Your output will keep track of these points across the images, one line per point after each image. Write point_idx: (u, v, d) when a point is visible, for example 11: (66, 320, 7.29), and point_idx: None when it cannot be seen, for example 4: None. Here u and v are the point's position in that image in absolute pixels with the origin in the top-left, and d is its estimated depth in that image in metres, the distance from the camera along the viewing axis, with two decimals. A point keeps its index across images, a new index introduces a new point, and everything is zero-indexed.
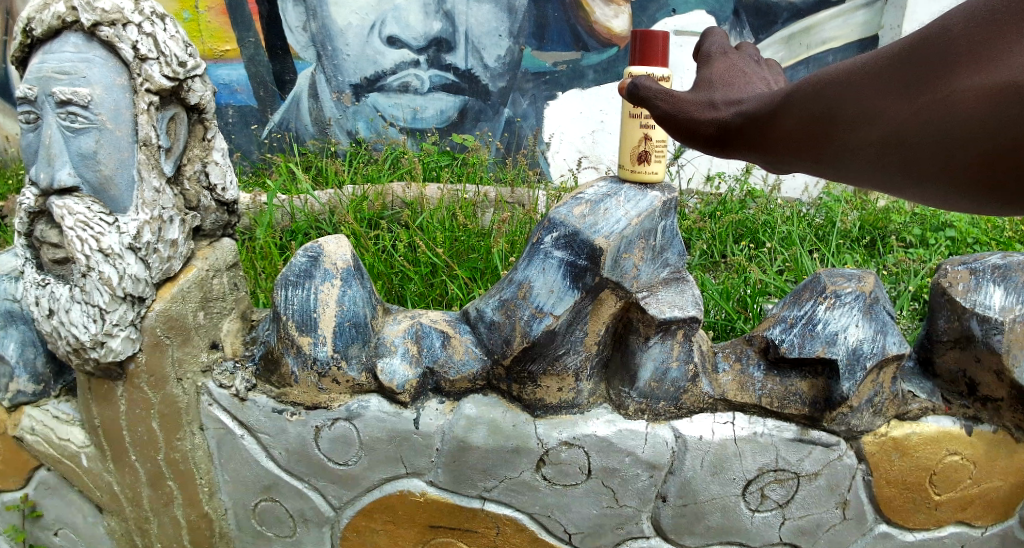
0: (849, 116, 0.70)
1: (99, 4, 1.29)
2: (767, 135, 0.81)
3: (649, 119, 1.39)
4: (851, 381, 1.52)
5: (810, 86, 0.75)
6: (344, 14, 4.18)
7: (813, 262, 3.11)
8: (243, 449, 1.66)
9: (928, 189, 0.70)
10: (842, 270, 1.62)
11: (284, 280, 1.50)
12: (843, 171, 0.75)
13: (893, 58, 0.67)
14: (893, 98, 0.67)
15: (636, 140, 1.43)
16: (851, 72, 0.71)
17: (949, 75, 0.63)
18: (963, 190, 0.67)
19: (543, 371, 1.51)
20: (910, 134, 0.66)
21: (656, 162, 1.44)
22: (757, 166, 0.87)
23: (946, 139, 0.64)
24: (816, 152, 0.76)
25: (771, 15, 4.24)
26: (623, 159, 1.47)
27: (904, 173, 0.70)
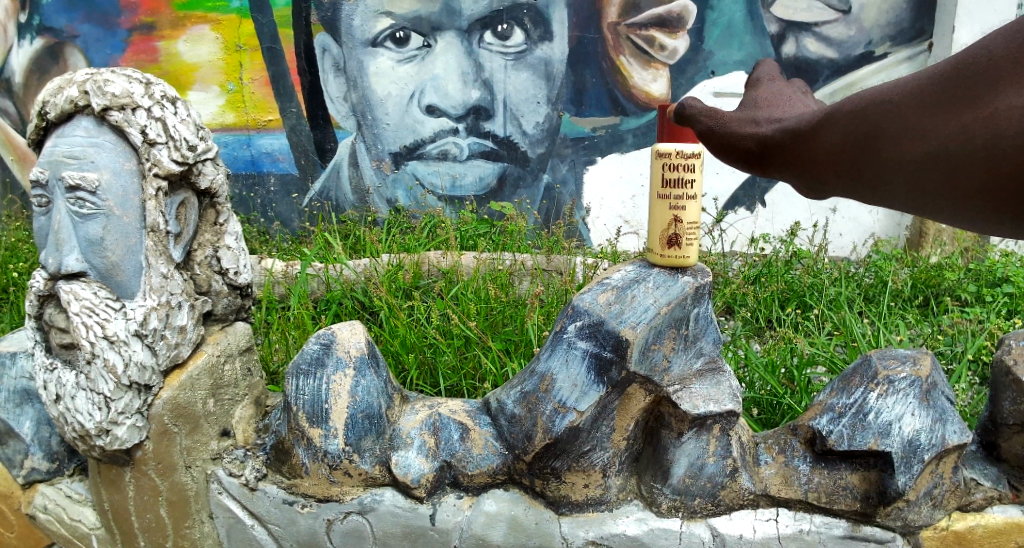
0: (896, 130, 0.79)
1: (109, 89, 1.32)
2: (812, 150, 0.88)
3: (680, 200, 1.29)
4: (907, 476, 1.35)
5: (856, 103, 0.84)
6: (384, 84, 4.28)
7: (862, 325, 2.93)
8: (254, 540, 1.55)
9: (960, 204, 0.78)
10: (895, 352, 1.49)
11: (295, 369, 1.45)
12: (883, 186, 0.83)
13: (937, 77, 0.76)
14: (941, 116, 0.75)
15: (665, 222, 1.32)
16: (897, 91, 0.80)
17: (993, 93, 0.72)
18: (989, 204, 0.76)
19: (567, 467, 1.40)
20: (954, 148, 0.74)
21: (687, 245, 1.33)
22: (794, 183, 0.94)
23: (988, 152, 0.72)
24: (858, 165, 0.84)
25: (812, 73, 4.19)
26: (651, 242, 1.36)
27: (946, 187, 0.77)
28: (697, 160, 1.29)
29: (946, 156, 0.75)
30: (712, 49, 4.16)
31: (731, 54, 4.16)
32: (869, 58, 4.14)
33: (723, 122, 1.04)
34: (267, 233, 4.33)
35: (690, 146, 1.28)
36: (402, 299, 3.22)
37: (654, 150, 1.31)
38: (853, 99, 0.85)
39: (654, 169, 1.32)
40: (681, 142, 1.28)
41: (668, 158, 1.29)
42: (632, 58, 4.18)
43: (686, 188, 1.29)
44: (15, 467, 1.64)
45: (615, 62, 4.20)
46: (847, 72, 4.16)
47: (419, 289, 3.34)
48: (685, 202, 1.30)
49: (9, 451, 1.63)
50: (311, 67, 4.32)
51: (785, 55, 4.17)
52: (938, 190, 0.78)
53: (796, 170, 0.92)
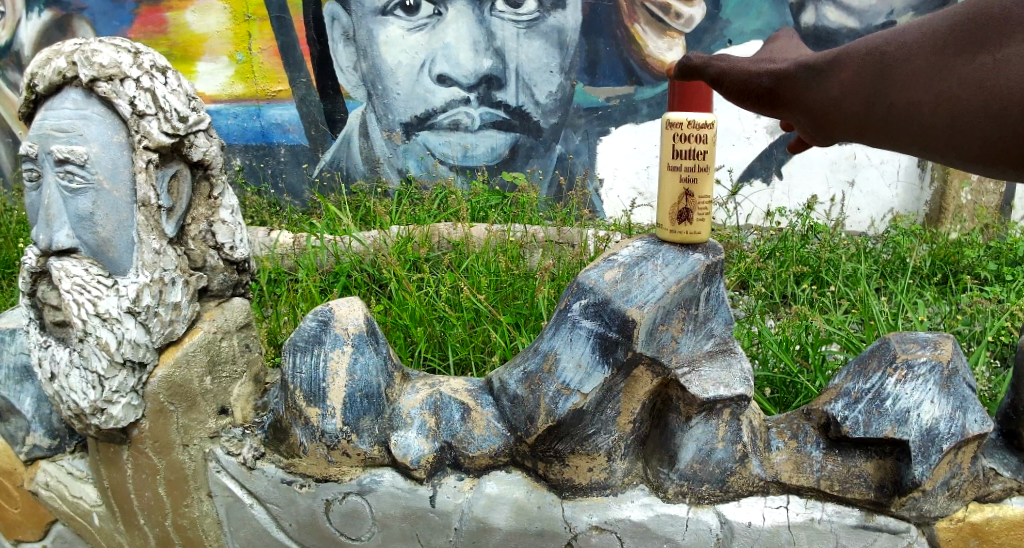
0: (908, 71, 0.80)
1: (97, 59, 1.27)
2: (826, 88, 0.88)
3: (693, 172, 1.22)
4: (925, 466, 1.30)
5: (872, 45, 0.84)
6: (394, 53, 4.18)
7: (881, 302, 2.85)
8: (252, 519, 1.53)
9: (963, 151, 0.80)
10: (914, 335, 1.43)
11: (291, 346, 1.42)
12: (890, 129, 0.84)
13: (954, 22, 0.78)
14: (955, 61, 0.76)
15: (676, 198, 1.25)
16: (913, 35, 0.81)
17: (1005, 40, 0.73)
18: (993, 153, 0.78)
19: (571, 450, 1.36)
20: (963, 92, 0.76)
21: (699, 221, 1.26)
22: (803, 124, 0.94)
23: (995, 98, 0.74)
24: (867, 105, 0.85)
25: (833, 42, 4.04)
26: (662, 217, 1.30)
27: (953, 134, 0.79)
28: (709, 129, 1.21)
29: (955, 100, 0.76)
30: (730, 18, 4.02)
31: (750, 22, 4.02)
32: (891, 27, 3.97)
33: (736, 61, 0.98)
34: (278, 204, 4.30)
35: (701, 115, 1.21)
36: (412, 272, 3.17)
37: (664, 121, 1.23)
38: (869, 41, 0.86)
39: (665, 140, 1.25)
40: (692, 113, 1.21)
41: (679, 128, 1.21)
42: (647, 26, 4.05)
43: (699, 160, 1.22)
44: (17, 444, 1.62)
45: (631, 30, 4.07)
46: None
47: (428, 261, 3.29)
48: (697, 175, 1.22)
49: (11, 428, 1.62)
50: (320, 36, 4.23)
51: (805, 24, 4.03)
52: (941, 135, 0.80)
53: (804, 111, 0.92)
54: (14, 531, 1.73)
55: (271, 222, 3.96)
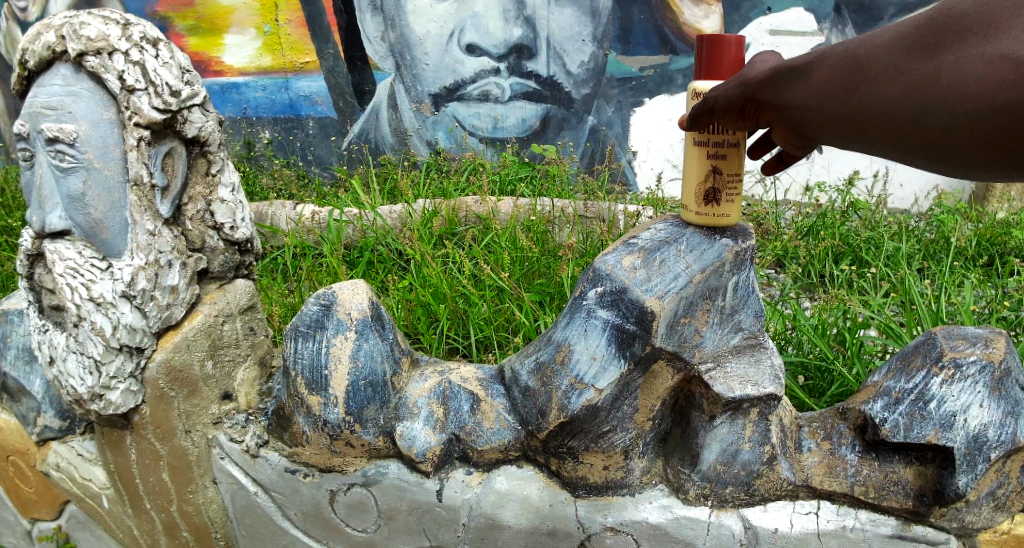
0: (878, 72, 0.89)
1: (85, 33, 1.21)
2: (805, 92, 0.96)
3: (722, 148, 1.09)
4: (970, 476, 1.19)
5: (843, 50, 0.94)
6: (422, 22, 4.06)
7: (922, 284, 2.67)
8: (257, 507, 1.49)
9: (927, 144, 0.88)
10: (963, 330, 1.30)
11: (293, 331, 1.35)
12: (858, 125, 0.93)
13: (917, 28, 0.87)
14: (916, 63, 0.86)
15: (702, 176, 1.13)
16: (882, 40, 0.90)
17: (959, 44, 0.82)
18: (950, 145, 0.86)
19: (585, 448, 1.27)
20: (924, 89, 0.85)
21: (728, 202, 1.14)
22: (783, 127, 1.02)
23: (953, 94, 0.82)
24: (839, 104, 0.93)
25: (877, 10, 3.80)
26: (686, 198, 1.18)
27: (915, 128, 0.87)
28: None
29: (916, 98, 0.85)
30: None
31: None
32: None
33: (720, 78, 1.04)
34: (306, 176, 4.24)
35: None
36: (436, 247, 3.06)
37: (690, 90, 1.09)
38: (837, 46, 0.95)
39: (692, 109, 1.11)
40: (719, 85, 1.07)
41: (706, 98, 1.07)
42: None
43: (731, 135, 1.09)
44: (29, 425, 1.56)
45: None
46: (915, 10, 3.77)
47: (454, 236, 3.19)
48: (726, 151, 1.10)
49: (23, 408, 1.55)
50: (346, 6, 4.12)
51: None
52: (906, 129, 0.88)
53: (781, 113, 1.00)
54: (28, 510, 1.67)
55: (298, 194, 3.88)
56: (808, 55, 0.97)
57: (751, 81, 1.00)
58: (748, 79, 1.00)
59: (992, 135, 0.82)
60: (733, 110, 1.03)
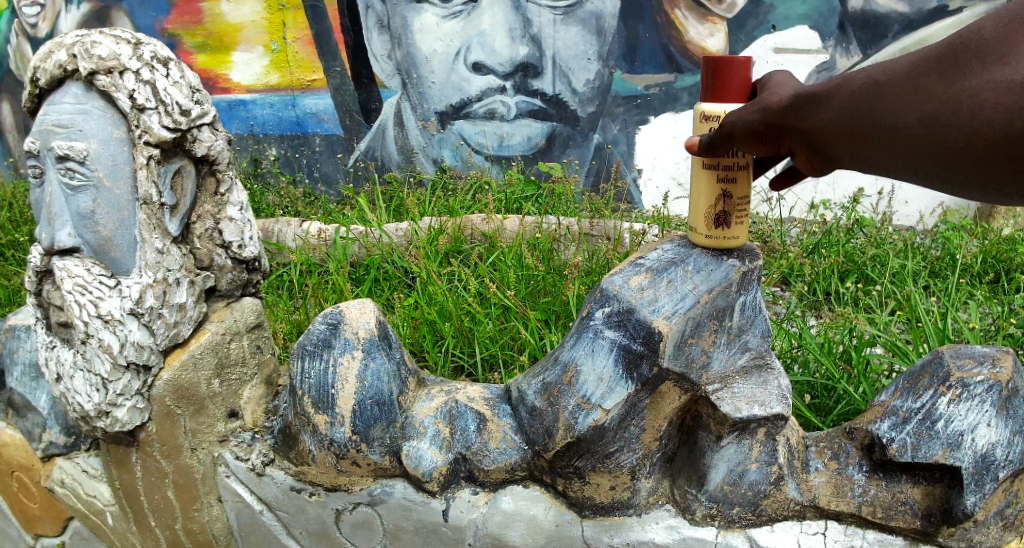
0: (899, 96, 0.90)
1: (96, 51, 1.22)
2: (825, 118, 0.97)
3: (731, 171, 1.11)
4: (978, 495, 1.19)
5: (862, 75, 0.94)
6: (429, 41, 4.10)
7: (928, 301, 2.67)
8: (262, 526, 1.48)
9: (950, 166, 0.89)
10: (970, 349, 1.29)
11: (300, 350, 1.35)
12: (880, 149, 0.93)
13: (936, 52, 0.88)
14: (937, 87, 0.86)
15: (712, 200, 1.14)
16: (901, 66, 0.91)
17: (980, 68, 0.83)
18: (971, 168, 0.87)
19: (592, 467, 1.26)
20: (946, 113, 0.85)
21: (738, 224, 1.16)
22: (804, 152, 1.02)
23: (975, 118, 0.83)
24: (861, 128, 0.94)
25: (881, 28, 3.83)
26: (695, 222, 1.19)
27: (936, 150, 0.88)
28: None
29: (938, 121, 0.86)
30: (774, 2, 3.82)
31: (795, 6, 3.81)
32: (943, 12, 3.77)
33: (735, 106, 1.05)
34: (312, 193, 4.26)
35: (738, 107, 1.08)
36: (441, 265, 3.07)
37: (698, 113, 1.11)
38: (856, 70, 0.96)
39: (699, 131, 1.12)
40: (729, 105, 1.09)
41: (714, 121, 1.09)
42: (688, 12, 3.88)
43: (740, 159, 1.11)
44: (34, 440, 1.55)
45: (671, 16, 3.91)
46: (919, 28, 3.79)
47: (459, 254, 3.18)
48: (735, 175, 1.11)
49: (29, 424, 1.55)
50: (354, 24, 4.16)
51: (853, 8, 3.81)
52: (928, 153, 0.89)
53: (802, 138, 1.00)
54: (32, 525, 1.66)
55: (305, 211, 3.88)
56: (827, 80, 0.98)
57: (773, 108, 1.00)
58: (769, 106, 1.01)
59: (1013, 157, 0.82)
60: (752, 136, 1.03)
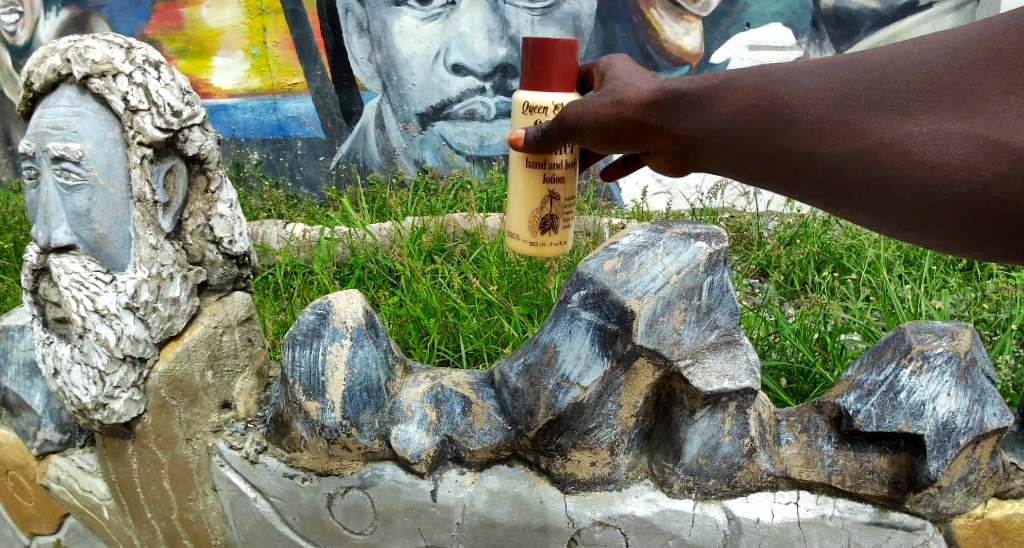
0: (826, 124, 1.03)
1: (90, 56, 1.27)
2: (739, 132, 1.12)
3: (554, 176, 1.46)
4: (940, 461, 1.27)
5: (782, 95, 1.07)
6: (409, 43, 4.16)
7: (902, 289, 2.76)
8: (256, 513, 1.53)
9: (863, 194, 1.04)
10: (931, 325, 1.38)
11: (290, 340, 1.40)
12: (796, 168, 1.08)
13: (864, 89, 1.00)
14: (866, 125, 0.99)
15: (541, 200, 1.49)
16: (827, 94, 1.03)
17: (910, 115, 0.96)
18: (881, 201, 1.02)
19: (573, 444, 1.33)
20: (872, 150, 0.99)
21: (561, 221, 1.52)
22: (713, 159, 1.18)
23: (900, 159, 0.97)
24: (779, 147, 1.08)
25: (853, 24, 3.97)
26: (524, 217, 1.51)
27: (854, 178, 1.03)
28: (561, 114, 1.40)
29: (863, 156, 1.00)
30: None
31: (769, 5, 3.92)
32: (912, 8, 3.94)
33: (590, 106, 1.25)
34: (295, 196, 4.28)
35: (561, 95, 1.37)
36: (426, 263, 3.11)
37: (523, 102, 1.39)
38: (756, 75, 1.11)
39: (523, 124, 1.41)
40: (549, 93, 1.37)
41: (542, 111, 1.38)
42: (664, 11, 3.97)
43: (560, 169, 1.46)
44: (29, 439, 1.58)
45: (647, 15, 4.00)
46: (889, 24, 3.94)
47: (442, 252, 3.23)
48: (557, 180, 1.47)
49: (23, 423, 1.58)
50: (334, 28, 4.21)
51: (826, 5, 3.93)
52: (846, 179, 1.04)
53: (676, 135, 1.19)
54: (27, 524, 1.69)
55: (288, 214, 3.88)
56: (710, 79, 1.14)
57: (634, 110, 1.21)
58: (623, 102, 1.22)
59: (925, 199, 0.97)
60: (616, 130, 1.24)
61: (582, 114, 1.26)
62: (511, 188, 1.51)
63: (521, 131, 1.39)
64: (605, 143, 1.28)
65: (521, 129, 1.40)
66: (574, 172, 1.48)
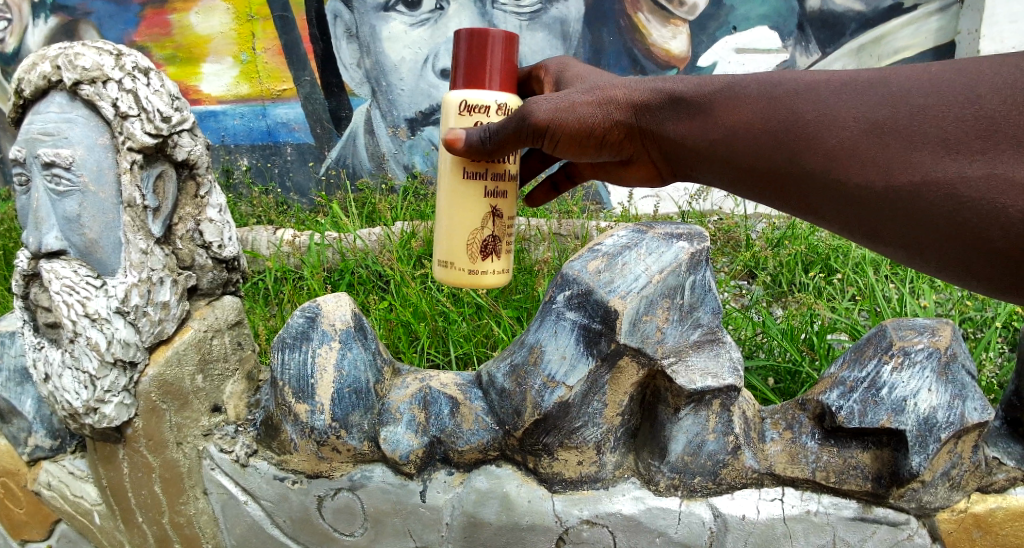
0: (853, 150, 1.04)
1: (80, 63, 1.29)
2: (758, 150, 1.15)
3: (496, 190, 1.35)
4: (922, 456, 1.29)
5: (809, 118, 1.08)
6: (398, 49, 4.20)
7: (889, 290, 2.80)
8: (247, 516, 1.53)
9: (883, 223, 1.07)
10: (912, 321, 1.41)
11: (280, 343, 1.42)
12: (815, 189, 1.11)
13: (898, 120, 1.01)
14: (897, 157, 1.01)
15: (484, 216, 1.35)
16: (858, 121, 1.04)
17: (948, 154, 0.97)
18: (903, 232, 1.05)
19: (559, 444, 1.35)
20: (900, 183, 1.01)
21: (503, 242, 1.39)
22: (726, 174, 1.22)
23: (931, 195, 0.99)
24: (799, 168, 1.11)
25: (839, 26, 4.02)
26: (461, 239, 1.36)
27: (877, 207, 1.05)
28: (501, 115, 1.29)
29: (891, 187, 1.02)
30: (734, 4, 3.98)
31: (754, 8, 3.98)
32: (899, 9, 3.96)
33: (579, 107, 1.23)
34: (285, 202, 4.25)
35: (502, 96, 1.29)
36: (417, 268, 3.10)
37: (460, 102, 1.28)
38: (780, 94, 1.12)
39: (462, 125, 1.28)
40: (488, 92, 1.28)
41: (482, 111, 1.28)
42: (650, 15, 4.00)
43: (503, 182, 1.36)
44: (20, 445, 1.58)
45: (634, 19, 4.04)
46: (875, 26, 3.99)
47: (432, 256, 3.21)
48: (500, 195, 1.36)
49: (13, 429, 1.58)
50: (322, 34, 4.24)
51: (811, 8, 3.99)
52: (868, 206, 1.06)
53: (677, 142, 1.23)
54: (17, 532, 1.69)
55: (278, 220, 3.88)
56: (721, 90, 1.17)
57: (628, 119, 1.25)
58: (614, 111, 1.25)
59: (951, 238, 1.01)
60: (609, 137, 1.28)
61: (556, 111, 1.22)
62: (443, 209, 1.36)
63: (461, 131, 1.25)
64: (587, 145, 1.29)
65: (460, 129, 1.26)
66: (514, 188, 1.39)
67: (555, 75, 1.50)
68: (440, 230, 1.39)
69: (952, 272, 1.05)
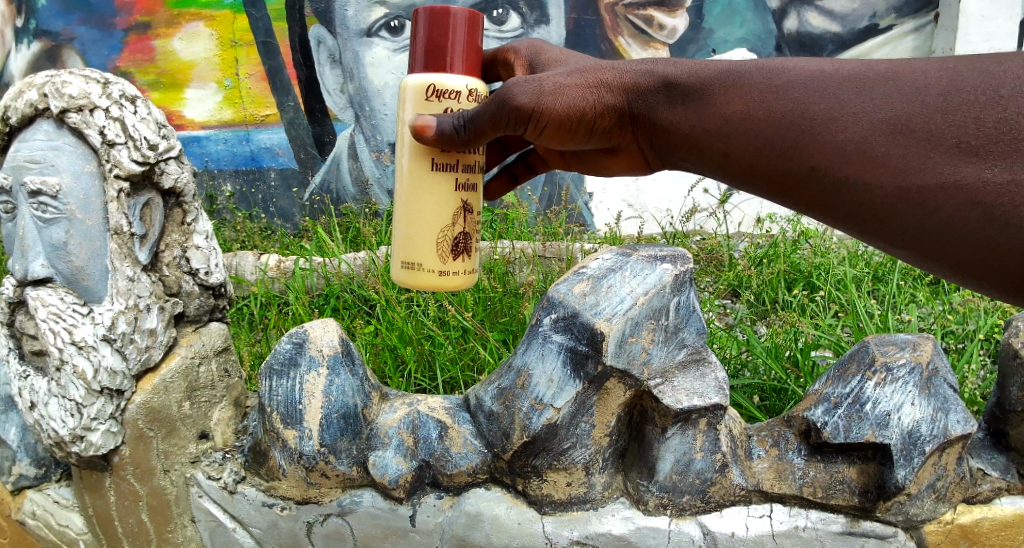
0: (865, 147, 1.08)
1: (67, 91, 1.30)
2: (765, 144, 1.17)
3: (466, 185, 1.36)
4: (907, 469, 1.32)
5: (819, 113, 1.11)
6: (381, 74, 4.25)
7: (870, 305, 2.85)
8: (235, 544, 1.51)
9: (887, 221, 1.11)
10: (893, 336, 1.44)
11: (267, 369, 1.41)
12: (818, 183, 1.15)
13: (911, 120, 1.05)
14: (908, 157, 1.05)
15: (455, 212, 1.35)
16: (872, 118, 1.08)
17: (963, 158, 1.02)
18: (906, 230, 1.10)
19: (549, 465, 1.36)
20: (909, 183, 1.06)
21: (471, 240, 1.39)
22: (728, 169, 1.26)
23: (941, 196, 1.04)
24: (807, 162, 1.14)
25: (816, 47, 4.12)
26: (430, 236, 1.34)
27: (882, 204, 1.10)
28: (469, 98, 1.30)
29: (900, 186, 1.07)
30: (712, 27, 4.09)
31: (733, 31, 4.09)
32: (874, 30, 4.09)
33: (569, 92, 1.26)
34: (269, 227, 4.26)
35: (468, 80, 1.30)
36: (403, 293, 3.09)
37: (427, 87, 1.28)
38: (790, 89, 1.15)
39: (428, 110, 1.28)
40: (455, 77, 1.28)
41: (449, 96, 1.28)
42: (631, 39, 4.09)
43: (472, 174, 1.37)
44: (3, 474, 1.55)
45: (615, 43, 4.11)
46: (852, 47, 4.09)
47: None
48: (469, 190, 1.37)
49: None
50: (306, 59, 4.27)
51: (789, 30, 4.10)
52: (873, 204, 1.10)
53: (671, 130, 1.26)
54: None
55: (263, 246, 3.87)
56: (729, 85, 1.20)
57: (620, 106, 1.28)
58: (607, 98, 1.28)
59: (955, 240, 1.06)
60: (601, 123, 1.30)
61: (539, 95, 1.24)
62: (410, 205, 1.34)
63: (431, 118, 1.24)
64: (576, 131, 1.31)
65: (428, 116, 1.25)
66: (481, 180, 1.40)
67: (527, 58, 1.53)
68: (405, 227, 1.35)
69: (954, 274, 1.10)
